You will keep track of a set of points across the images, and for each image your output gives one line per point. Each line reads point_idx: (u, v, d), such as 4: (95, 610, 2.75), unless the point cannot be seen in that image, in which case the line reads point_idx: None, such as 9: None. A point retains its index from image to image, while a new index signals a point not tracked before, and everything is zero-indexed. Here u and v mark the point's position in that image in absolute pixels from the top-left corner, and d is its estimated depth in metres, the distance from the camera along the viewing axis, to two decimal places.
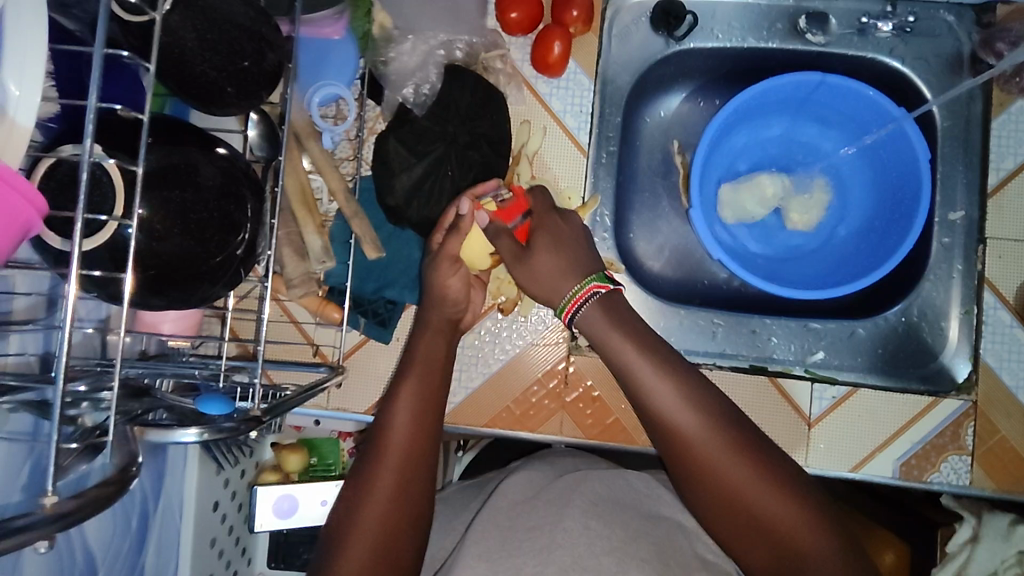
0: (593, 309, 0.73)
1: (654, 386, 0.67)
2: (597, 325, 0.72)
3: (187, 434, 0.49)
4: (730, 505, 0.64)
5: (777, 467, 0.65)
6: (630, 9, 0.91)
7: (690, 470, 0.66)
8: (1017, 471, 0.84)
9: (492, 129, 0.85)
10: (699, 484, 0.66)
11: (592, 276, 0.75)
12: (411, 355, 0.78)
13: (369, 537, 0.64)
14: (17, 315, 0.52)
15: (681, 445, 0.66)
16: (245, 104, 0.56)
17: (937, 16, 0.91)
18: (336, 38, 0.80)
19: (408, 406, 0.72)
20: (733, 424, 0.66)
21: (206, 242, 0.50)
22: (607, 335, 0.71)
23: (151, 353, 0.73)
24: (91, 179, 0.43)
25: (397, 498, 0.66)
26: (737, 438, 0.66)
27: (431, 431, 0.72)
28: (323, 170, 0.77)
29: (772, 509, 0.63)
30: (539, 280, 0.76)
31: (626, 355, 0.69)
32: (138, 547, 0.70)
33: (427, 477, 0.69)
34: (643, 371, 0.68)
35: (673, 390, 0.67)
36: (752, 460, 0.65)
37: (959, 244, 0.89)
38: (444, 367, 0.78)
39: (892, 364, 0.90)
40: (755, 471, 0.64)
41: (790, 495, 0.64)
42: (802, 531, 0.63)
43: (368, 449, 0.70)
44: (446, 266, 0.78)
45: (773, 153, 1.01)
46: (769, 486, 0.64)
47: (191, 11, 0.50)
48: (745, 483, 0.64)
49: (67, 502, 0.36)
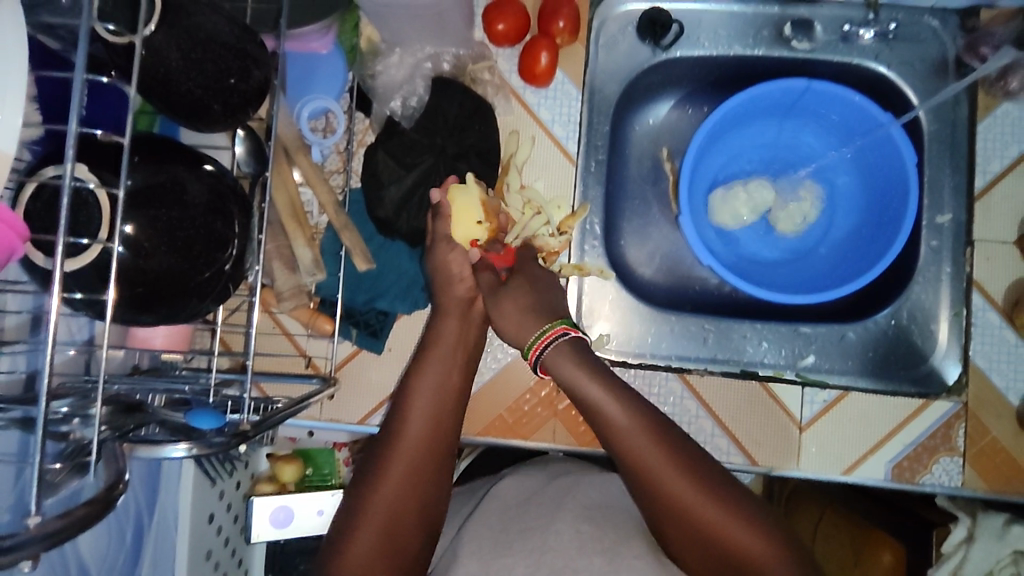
0: (559, 348, 0.75)
1: (622, 426, 0.69)
2: (563, 366, 0.74)
3: (177, 449, 0.50)
4: (704, 539, 0.65)
5: (747, 504, 0.66)
6: (617, 19, 0.92)
7: (658, 505, 0.66)
8: (1008, 472, 0.84)
9: (481, 140, 0.85)
10: (668, 522, 0.66)
11: (561, 319, 0.77)
12: (426, 350, 0.78)
13: (370, 538, 0.64)
14: (6, 333, 0.53)
15: (649, 483, 0.66)
16: (231, 122, 0.57)
17: (921, 21, 0.91)
18: (324, 52, 0.83)
19: (422, 405, 0.73)
20: (701, 463, 0.68)
21: (193, 259, 0.50)
22: (572, 371, 0.73)
23: (143, 368, 0.73)
24: (78, 201, 0.44)
25: (401, 494, 0.66)
26: (705, 475, 0.67)
27: (446, 431, 0.72)
28: (313, 183, 0.78)
29: (744, 542, 0.64)
30: (506, 317, 0.78)
31: (590, 389, 0.71)
32: (132, 561, 0.70)
33: (437, 478, 0.69)
34: (607, 403, 0.70)
35: (639, 429, 0.68)
36: (721, 496, 0.66)
37: (947, 246, 0.89)
38: (457, 363, 0.77)
39: (882, 367, 0.91)
40: (725, 507, 0.65)
41: (762, 530, 0.64)
42: (776, 564, 0.63)
43: (374, 454, 0.70)
44: (443, 246, 0.80)
45: (763, 159, 1.01)
46: (740, 522, 0.64)
47: (176, 31, 0.49)
48: (716, 517, 0.64)
49: (54, 521, 0.37)
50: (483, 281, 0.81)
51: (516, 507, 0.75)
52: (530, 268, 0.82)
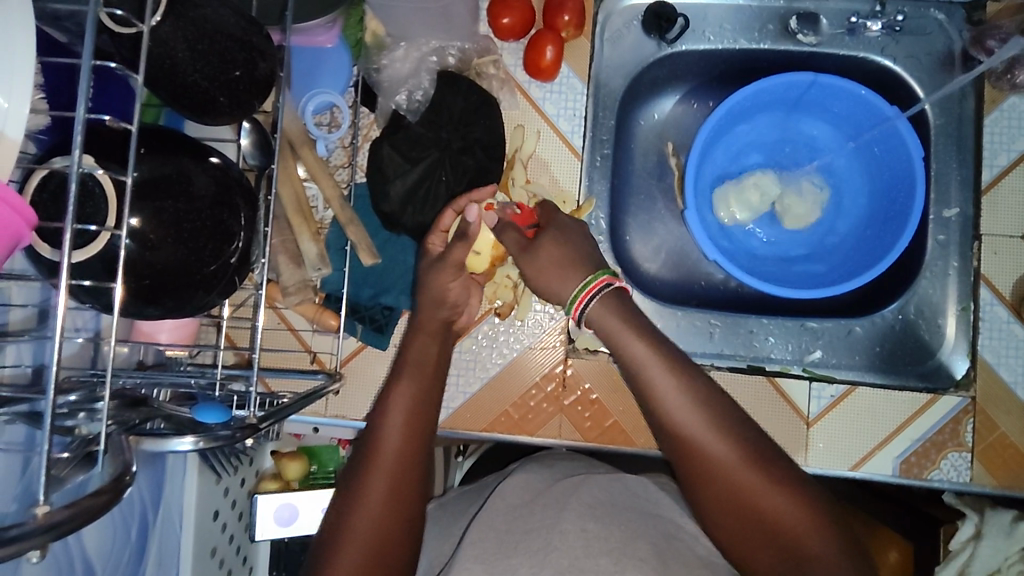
0: (604, 301, 0.74)
1: (670, 394, 0.69)
2: (606, 320, 0.73)
3: (183, 442, 0.50)
4: (740, 506, 0.65)
5: (782, 470, 0.67)
6: (622, 12, 0.92)
7: (692, 467, 0.67)
8: (1018, 468, 0.83)
9: (487, 134, 0.85)
10: (705, 487, 0.67)
11: (603, 270, 0.76)
12: (399, 364, 0.78)
13: (359, 544, 0.63)
14: (14, 326, 0.53)
15: (689, 447, 0.67)
16: (237, 114, 0.57)
17: (927, 14, 0.91)
18: (329, 46, 0.82)
19: (400, 410, 0.72)
20: (741, 426, 0.68)
21: (199, 250, 0.50)
22: (610, 326, 0.73)
23: (148, 363, 0.71)
24: (84, 191, 0.43)
25: (386, 503, 0.66)
26: (739, 438, 0.67)
27: (424, 428, 0.73)
28: (318, 178, 0.77)
29: (781, 509, 0.64)
30: (543, 272, 0.77)
31: (627, 341, 0.72)
32: (136, 557, 0.70)
33: (420, 477, 0.69)
34: (638, 352, 0.71)
35: (684, 394, 0.69)
36: (760, 461, 0.66)
37: (954, 240, 0.89)
38: (436, 375, 0.78)
39: (891, 363, 0.90)
40: (762, 472, 0.66)
41: (796, 494, 0.65)
42: (799, 528, 0.63)
43: (357, 457, 0.70)
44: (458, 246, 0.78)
45: (765, 154, 1.01)
46: (769, 491, 0.65)
47: (183, 22, 0.50)
48: (753, 482, 0.65)
49: (60, 512, 0.36)
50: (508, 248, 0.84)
51: (522, 507, 0.74)
52: (558, 221, 0.81)
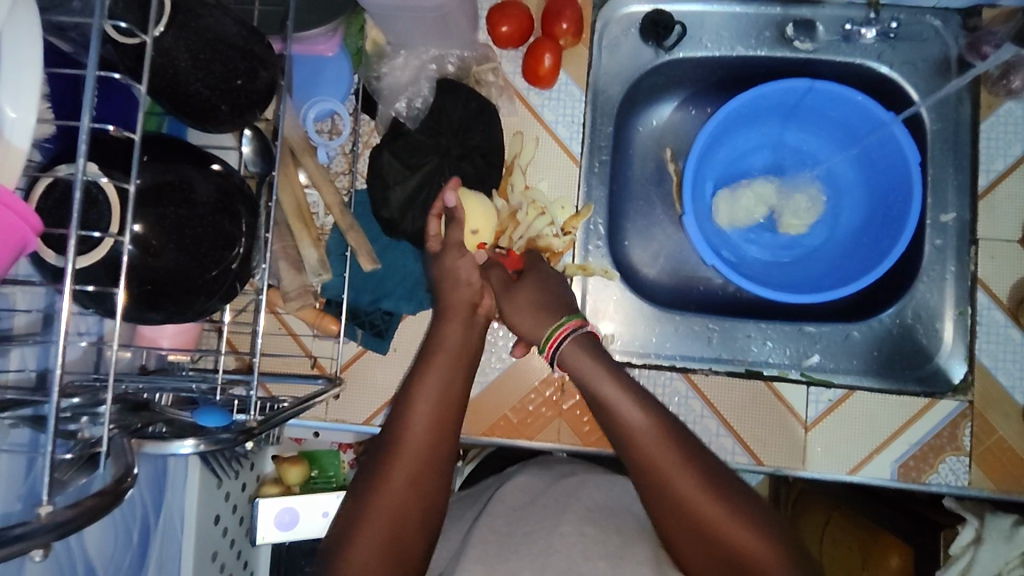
0: (574, 344, 0.76)
1: (639, 429, 0.68)
2: (579, 361, 0.75)
3: (184, 445, 0.50)
4: (704, 535, 0.65)
5: (746, 502, 0.66)
6: (620, 20, 0.93)
7: (656, 493, 0.66)
8: (1015, 471, 0.83)
9: (485, 140, 0.86)
10: (669, 520, 0.66)
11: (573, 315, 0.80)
12: (433, 353, 0.77)
13: (377, 536, 0.64)
14: (17, 330, 0.54)
15: (652, 477, 0.66)
16: (238, 122, 0.58)
17: (923, 21, 0.92)
18: (330, 54, 0.83)
19: (428, 399, 0.71)
20: (705, 462, 0.68)
21: (201, 256, 0.51)
22: (581, 363, 0.75)
23: (150, 368, 0.74)
24: (88, 198, 0.44)
25: (409, 493, 0.66)
26: (703, 466, 0.67)
27: (449, 429, 0.71)
28: (319, 184, 0.78)
29: (745, 541, 0.64)
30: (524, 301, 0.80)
31: (596, 376, 0.73)
32: (137, 559, 0.70)
33: (442, 473, 0.69)
34: (605, 385, 0.72)
35: (650, 431, 0.68)
36: (725, 495, 0.66)
37: (952, 245, 0.90)
38: (463, 363, 0.77)
39: (889, 365, 0.91)
40: (727, 505, 0.65)
41: (758, 525, 0.65)
42: (763, 556, 0.64)
43: (375, 456, 0.69)
44: (453, 253, 0.79)
45: (764, 159, 1.02)
46: (736, 521, 0.64)
47: (185, 32, 0.50)
48: (720, 515, 0.64)
49: (64, 512, 0.37)
50: (497, 270, 0.83)
51: (522, 509, 0.75)
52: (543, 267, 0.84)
